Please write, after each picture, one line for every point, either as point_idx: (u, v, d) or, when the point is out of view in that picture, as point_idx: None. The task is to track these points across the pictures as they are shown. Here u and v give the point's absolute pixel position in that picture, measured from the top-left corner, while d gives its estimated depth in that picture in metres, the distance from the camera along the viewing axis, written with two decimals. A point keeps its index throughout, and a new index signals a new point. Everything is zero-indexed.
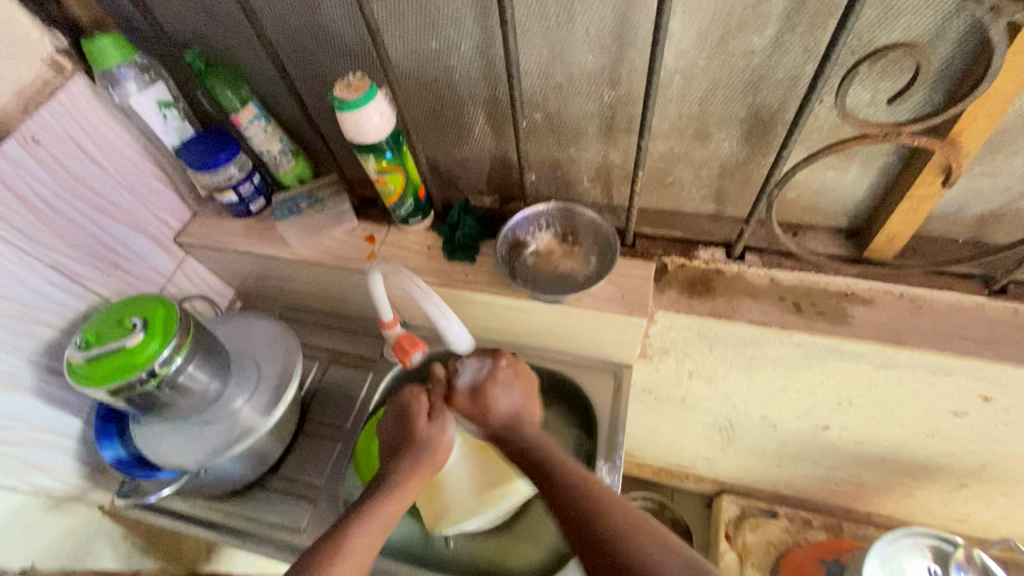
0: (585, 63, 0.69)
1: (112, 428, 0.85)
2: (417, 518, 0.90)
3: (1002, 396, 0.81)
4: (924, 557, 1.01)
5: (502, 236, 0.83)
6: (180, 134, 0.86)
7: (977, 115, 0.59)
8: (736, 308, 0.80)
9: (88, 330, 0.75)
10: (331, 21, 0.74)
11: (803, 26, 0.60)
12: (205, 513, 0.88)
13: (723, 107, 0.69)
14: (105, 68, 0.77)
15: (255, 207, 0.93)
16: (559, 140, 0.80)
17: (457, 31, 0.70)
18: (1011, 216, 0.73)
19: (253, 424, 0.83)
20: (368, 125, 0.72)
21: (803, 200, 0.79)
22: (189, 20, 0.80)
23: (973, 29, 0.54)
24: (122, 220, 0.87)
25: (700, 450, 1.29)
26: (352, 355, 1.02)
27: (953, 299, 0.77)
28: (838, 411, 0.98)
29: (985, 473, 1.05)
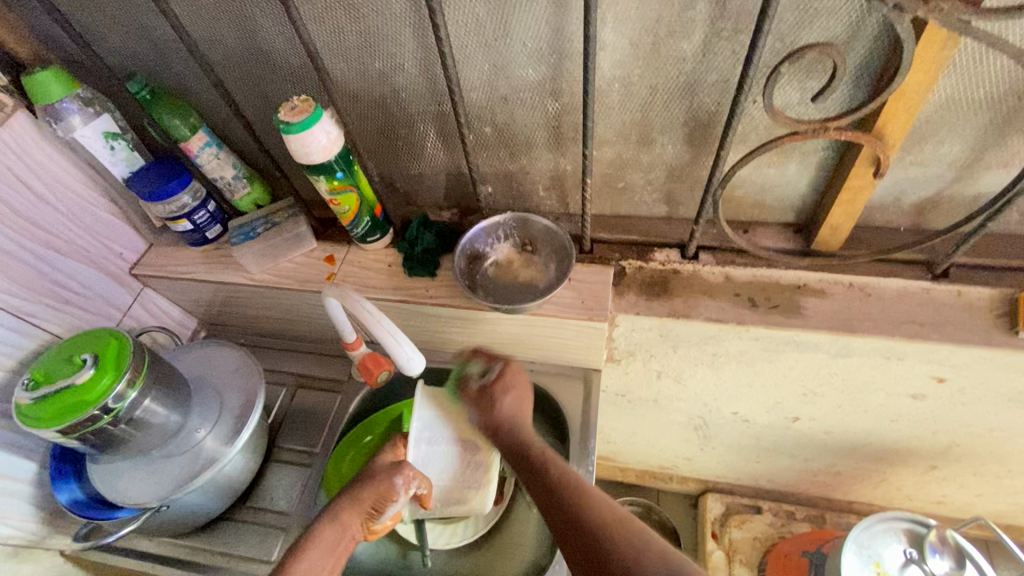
0: (527, 76, 0.71)
1: (69, 470, 0.83)
2: (393, 539, 0.89)
3: (955, 377, 0.84)
4: (899, 541, 1.02)
5: (460, 249, 0.84)
6: (129, 165, 0.85)
7: (897, 109, 0.61)
8: (694, 307, 0.82)
9: (36, 369, 0.74)
10: (272, 44, 0.74)
11: (728, 31, 0.62)
12: (170, 550, 0.86)
13: (663, 112, 0.71)
14: (47, 102, 0.76)
15: (212, 234, 0.92)
16: (510, 152, 0.81)
17: (398, 50, 0.71)
18: (946, 202, 0.76)
19: (217, 454, 0.81)
20: (315, 146, 0.71)
21: (750, 197, 0.81)
22: (130, 49, 0.80)
23: (884, 28, 0.57)
24: (73, 255, 0.85)
25: (680, 450, 1.29)
26: (320, 378, 1.01)
27: (899, 285, 0.79)
28: (806, 402, 0.99)
29: (952, 454, 1.08)
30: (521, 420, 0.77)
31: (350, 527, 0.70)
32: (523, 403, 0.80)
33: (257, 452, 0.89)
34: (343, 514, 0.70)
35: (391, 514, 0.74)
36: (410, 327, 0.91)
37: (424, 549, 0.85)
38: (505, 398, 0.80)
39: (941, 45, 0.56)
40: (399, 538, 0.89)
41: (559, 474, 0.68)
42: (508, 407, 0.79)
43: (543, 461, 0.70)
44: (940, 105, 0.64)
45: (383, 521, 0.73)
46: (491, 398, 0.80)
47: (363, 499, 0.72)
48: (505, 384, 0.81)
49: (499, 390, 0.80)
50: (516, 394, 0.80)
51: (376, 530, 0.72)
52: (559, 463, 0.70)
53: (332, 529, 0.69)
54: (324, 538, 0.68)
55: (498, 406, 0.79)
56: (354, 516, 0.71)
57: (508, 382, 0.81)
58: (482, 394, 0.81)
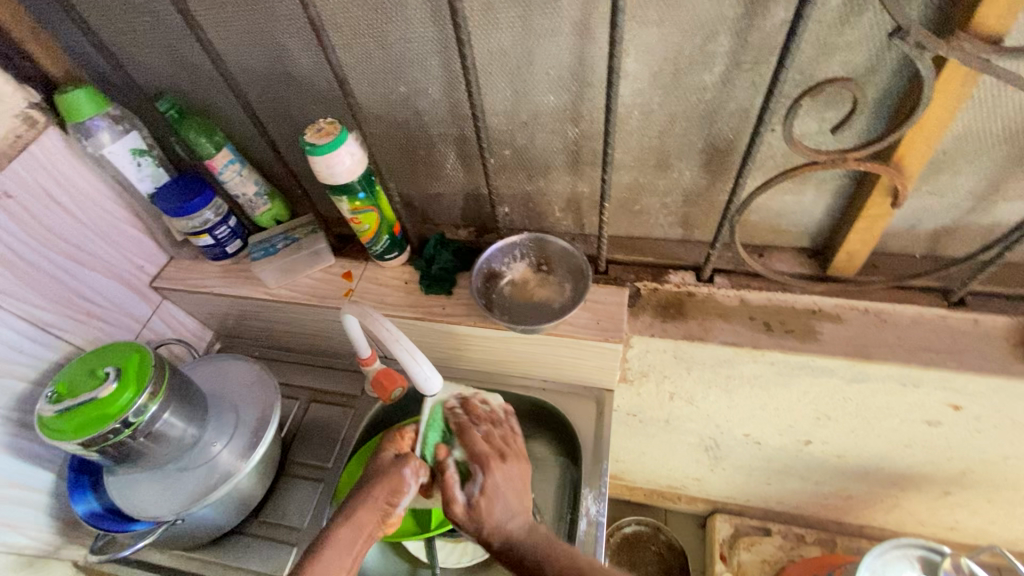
0: (548, 102, 0.72)
1: (86, 481, 0.83)
2: (404, 556, 0.89)
3: (971, 404, 0.83)
4: (913, 568, 1.01)
5: (477, 269, 0.84)
6: (154, 180, 0.87)
7: (916, 142, 0.62)
8: (709, 330, 0.82)
9: (59, 382, 0.75)
10: (300, 67, 0.76)
11: (748, 63, 0.63)
12: (183, 564, 0.86)
13: (682, 139, 0.72)
14: (78, 120, 0.78)
15: (232, 249, 0.94)
16: (528, 174, 0.83)
17: (423, 75, 0.72)
18: (962, 231, 0.76)
19: (233, 468, 0.82)
20: (340, 168, 0.73)
21: (766, 222, 0.82)
22: (161, 70, 0.81)
23: (904, 64, 0.58)
24: (97, 268, 0.87)
25: (690, 470, 1.29)
26: (333, 393, 1.02)
27: (915, 312, 0.80)
28: (818, 425, 0.99)
29: (966, 480, 1.07)
30: (518, 521, 0.70)
31: (367, 527, 0.71)
32: (514, 495, 0.72)
33: (271, 466, 0.89)
34: (358, 513, 0.71)
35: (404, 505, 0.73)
36: (426, 344, 0.92)
37: (435, 567, 0.85)
38: (496, 499, 0.71)
39: (961, 81, 0.56)
40: (411, 556, 0.89)
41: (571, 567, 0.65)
42: (500, 513, 0.70)
43: (541, 558, 0.66)
44: (957, 138, 0.65)
45: (399, 512, 0.73)
46: (483, 512, 0.70)
47: (375, 497, 0.72)
48: (500, 472, 0.72)
49: (501, 479, 0.72)
50: (506, 497, 0.71)
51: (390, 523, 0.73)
52: (566, 549, 0.67)
53: (347, 527, 0.70)
54: (342, 536, 0.69)
55: (489, 517, 0.70)
56: (370, 514, 0.71)
57: (510, 463, 0.74)
58: (470, 510, 0.71)
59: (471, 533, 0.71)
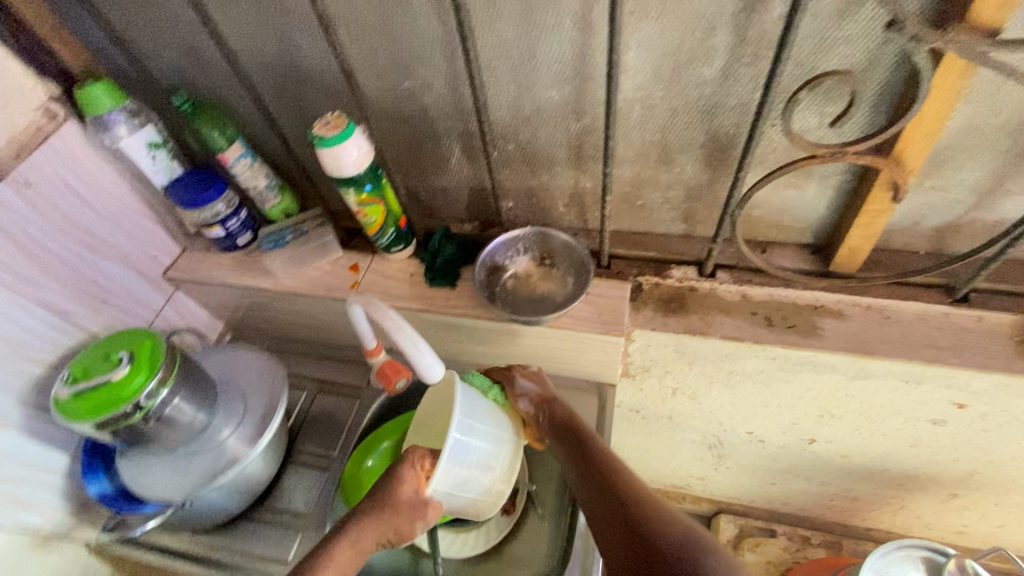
0: (551, 97, 0.73)
1: (98, 465, 0.85)
2: (405, 545, 0.90)
3: (976, 403, 0.83)
4: (917, 569, 1.00)
5: (480, 261, 0.85)
6: (169, 173, 0.90)
7: (917, 136, 0.62)
8: (711, 324, 0.82)
9: (75, 365, 0.77)
10: (309, 62, 0.78)
11: (748, 58, 0.63)
12: (191, 547, 0.88)
13: (684, 133, 0.73)
14: (96, 113, 0.80)
15: (242, 241, 0.96)
16: (532, 169, 0.84)
17: (429, 70, 0.74)
18: (966, 227, 0.76)
19: (240, 454, 0.84)
20: (347, 160, 0.75)
21: (768, 217, 0.82)
22: (176, 66, 0.84)
23: (904, 58, 0.58)
24: (112, 257, 0.89)
25: (693, 469, 1.29)
26: (339, 384, 1.04)
27: (918, 309, 0.80)
28: (822, 424, 0.99)
29: (973, 482, 1.06)
30: (567, 410, 0.79)
31: (368, 546, 0.68)
32: (559, 397, 0.81)
33: (277, 453, 0.91)
34: (366, 537, 0.68)
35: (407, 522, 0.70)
36: (430, 336, 0.94)
37: (437, 556, 0.86)
38: (547, 385, 0.82)
39: (959, 74, 0.57)
40: (412, 545, 0.90)
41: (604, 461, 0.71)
42: (548, 391, 0.81)
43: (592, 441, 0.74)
44: (959, 133, 0.65)
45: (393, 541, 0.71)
46: (543, 381, 0.81)
47: (376, 517, 0.69)
48: (546, 381, 0.82)
49: (539, 387, 0.81)
50: (555, 391, 0.82)
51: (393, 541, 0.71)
52: (617, 464, 0.70)
53: (348, 547, 0.67)
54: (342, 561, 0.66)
55: (542, 387, 0.81)
56: (371, 533, 0.68)
57: (546, 383, 0.82)
58: (532, 373, 0.82)
59: (531, 391, 0.80)
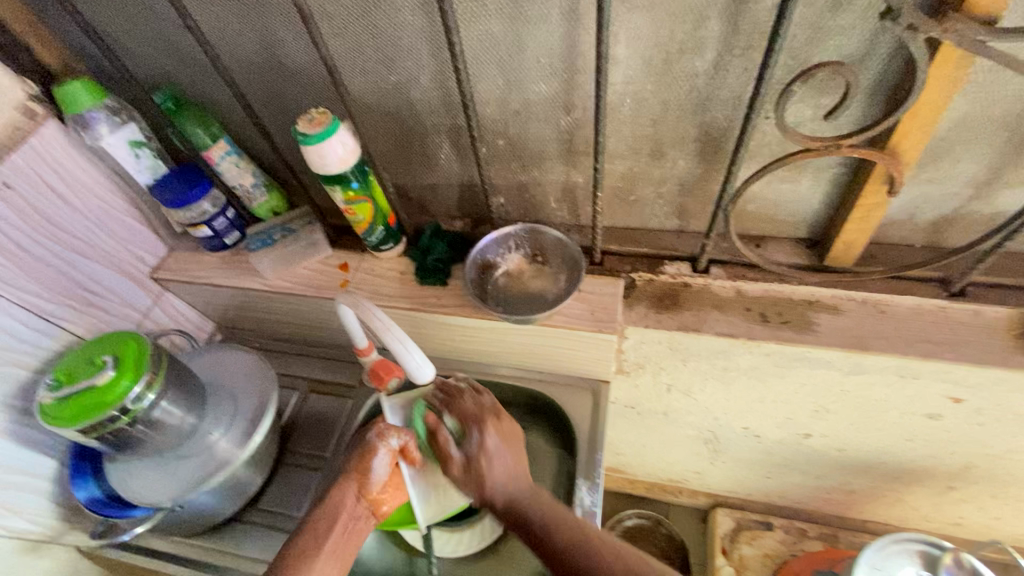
0: (539, 91, 0.72)
1: (86, 467, 0.84)
2: (399, 546, 0.90)
3: (972, 397, 0.82)
4: (913, 563, 1.00)
5: (471, 260, 0.85)
6: (152, 172, 0.88)
7: (913, 128, 0.61)
8: (704, 321, 0.81)
9: (59, 371, 0.76)
10: (292, 57, 0.76)
11: (740, 49, 0.62)
12: (182, 550, 0.88)
13: (675, 127, 0.72)
14: (77, 112, 0.79)
15: (230, 240, 0.95)
16: (522, 164, 0.82)
17: (414, 64, 0.72)
18: (963, 220, 0.75)
19: (230, 457, 0.83)
20: (332, 157, 0.73)
21: (762, 212, 0.81)
22: (157, 62, 0.82)
23: (899, 48, 0.57)
24: (96, 258, 0.88)
25: (690, 464, 1.28)
26: (331, 383, 1.02)
27: (914, 303, 0.79)
28: (817, 418, 0.98)
29: (970, 475, 1.05)
30: (518, 488, 0.71)
31: (343, 501, 0.71)
32: (512, 463, 0.73)
33: (268, 455, 0.90)
34: (336, 495, 0.71)
35: (380, 471, 0.73)
36: (421, 335, 0.92)
37: (431, 556, 0.85)
38: (495, 461, 0.73)
39: (956, 64, 0.55)
40: (406, 545, 0.89)
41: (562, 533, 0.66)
42: (499, 474, 0.72)
43: (548, 524, 0.67)
44: (955, 124, 0.64)
45: (378, 490, 0.73)
46: (478, 479, 0.72)
47: (349, 471, 0.72)
48: (495, 432, 0.75)
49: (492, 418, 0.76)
50: (506, 460, 0.73)
51: (375, 496, 0.72)
52: (557, 516, 0.68)
53: (323, 510, 0.70)
54: (314, 534, 0.68)
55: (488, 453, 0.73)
56: (344, 488, 0.71)
57: (500, 435, 0.75)
58: (467, 466, 0.73)
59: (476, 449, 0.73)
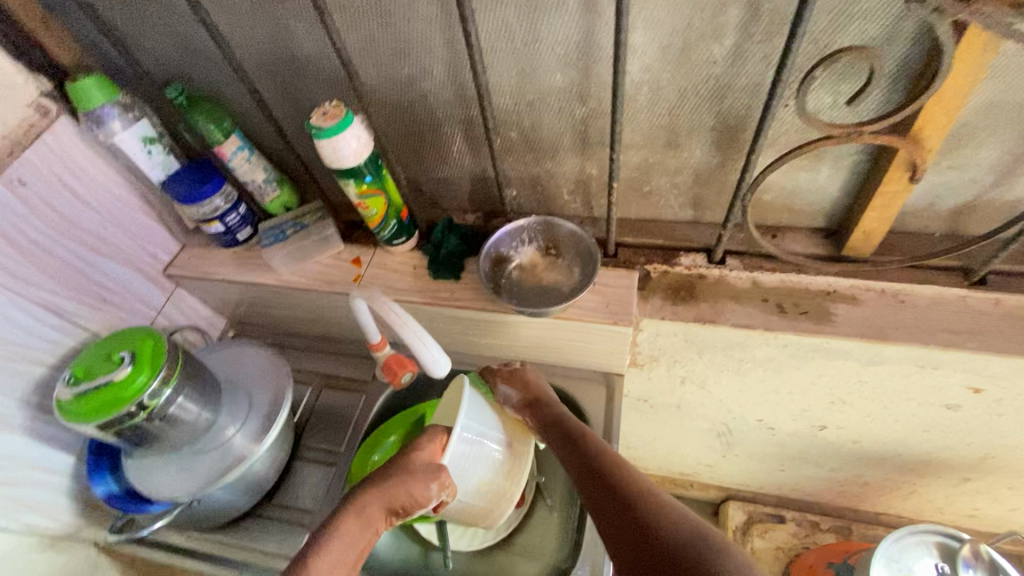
0: (555, 81, 0.71)
1: (104, 464, 0.85)
2: (415, 540, 0.90)
3: (993, 387, 0.81)
4: (931, 555, 0.99)
5: (485, 252, 0.84)
6: (165, 168, 0.88)
7: (935, 114, 0.60)
8: (721, 312, 0.81)
9: (76, 366, 0.76)
10: (304, 50, 0.75)
11: (760, 35, 0.61)
12: (199, 545, 0.88)
13: (692, 116, 0.71)
14: (90, 108, 0.78)
15: (242, 236, 0.94)
16: (536, 156, 0.82)
17: (428, 56, 0.72)
18: (984, 208, 0.74)
19: (246, 452, 0.83)
20: (346, 151, 0.73)
21: (779, 202, 0.80)
22: (169, 57, 0.82)
23: (924, 31, 0.56)
24: (111, 255, 0.88)
25: (702, 457, 1.28)
26: (344, 378, 1.03)
27: (933, 292, 0.78)
28: (833, 410, 0.97)
29: (987, 466, 1.04)
30: (551, 395, 0.79)
31: (375, 526, 0.65)
32: (541, 377, 0.83)
33: (283, 450, 0.90)
34: (368, 515, 0.65)
35: (416, 509, 0.68)
36: (435, 329, 0.92)
37: (447, 550, 0.85)
38: (530, 371, 0.82)
39: (983, 47, 0.55)
40: (421, 539, 0.89)
41: (600, 450, 0.70)
42: (535, 376, 0.82)
43: (586, 432, 0.73)
44: (979, 109, 0.63)
45: (404, 515, 0.68)
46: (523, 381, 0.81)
47: (393, 494, 0.66)
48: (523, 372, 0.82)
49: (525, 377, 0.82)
50: (539, 377, 0.82)
51: (397, 522, 0.68)
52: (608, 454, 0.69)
53: (355, 524, 0.64)
54: (337, 552, 0.62)
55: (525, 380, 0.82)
56: (380, 509, 0.66)
57: (532, 371, 0.83)
58: (512, 373, 0.82)
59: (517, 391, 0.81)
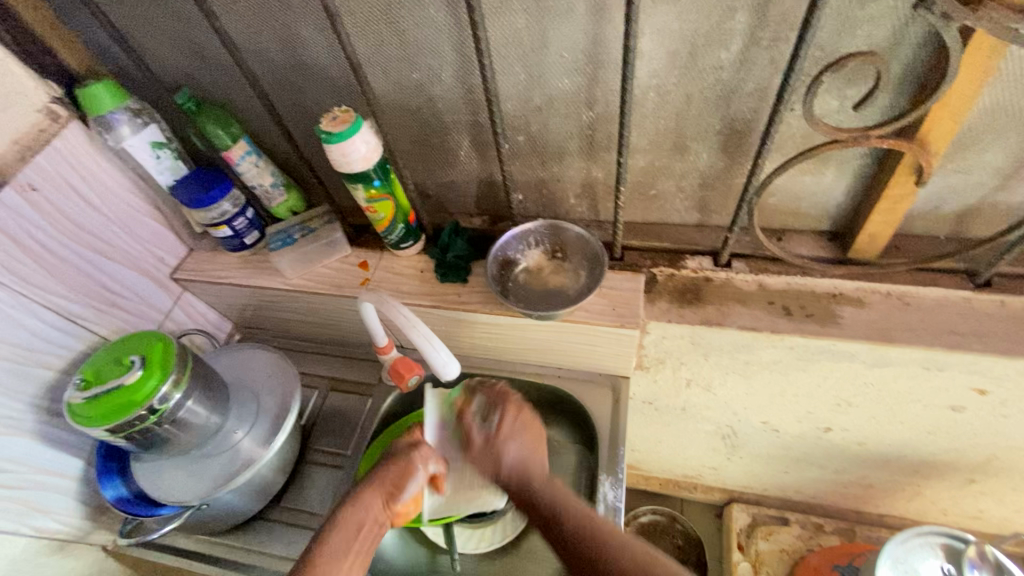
0: (562, 86, 0.72)
1: (113, 467, 0.85)
2: (422, 543, 0.90)
3: (998, 389, 0.82)
4: (936, 557, 0.99)
5: (492, 256, 0.84)
6: (174, 173, 0.88)
7: (941, 118, 0.61)
8: (727, 315, 0.81)
9: (87, 370, 0.77)
10: (314, 56, 0.76)
11: (767, 41, 0.62)
12: (208, 548, 0.88)
13: (699, 120, 0.71)
14: (98, 113, 0.79)
15: (250, 240, 0.95)
16: (543, 160, 0.82)
17: (437, 61, 0.72)
18: (989, 211, 0.74)
19: (255, 455, 0.83)
20: (355, 156, 0.73)
21: (785, 205, 0.80)
22: (178, 62, 0.83)
23: (930, 36, 0.57)
24: (119, 259, 0.88)
25: (706, 459, 1.28)
26: (351, 382, 1.03)
27: (938, 295, 0.78)
28: (838, 412, 0.98)
29: (991, 467, 1.05)
30: (531, 467, 0.73)
31: (372, 510, 0.70)
32: (528, 447, 0.74)
33: (291, 453, 0.91)
34: (365, 500, 0.70)
35: (411, 491, 0.73)
36: (442, 332, 0.93)
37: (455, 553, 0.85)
38: (509, 444, 0.74)
39: (988, 52, 0.55)
40: (429, 542, 0.90)
41: (569, 509, 0.67)
42: (516, 454, 0.73)
43: (558, 508, 0.67)
44: (985, 113, 0.63)
45: (404, 502, 0.72)
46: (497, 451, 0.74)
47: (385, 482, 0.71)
48: (516, 419, 0.76)
49: (518, 428, 0.75)
50: (522, 443, 0.74)
51: (399, 512, 0.72)
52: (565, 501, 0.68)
53: (352, 511, 0.69)
54: (339, 538, 0.66)
55: (506, 457, 0.73)
56: (376, 498, 0.71)
57: (512, 425, 0.75)
58: (486, 446, 0.75)
59: (506, 454, 0.73)
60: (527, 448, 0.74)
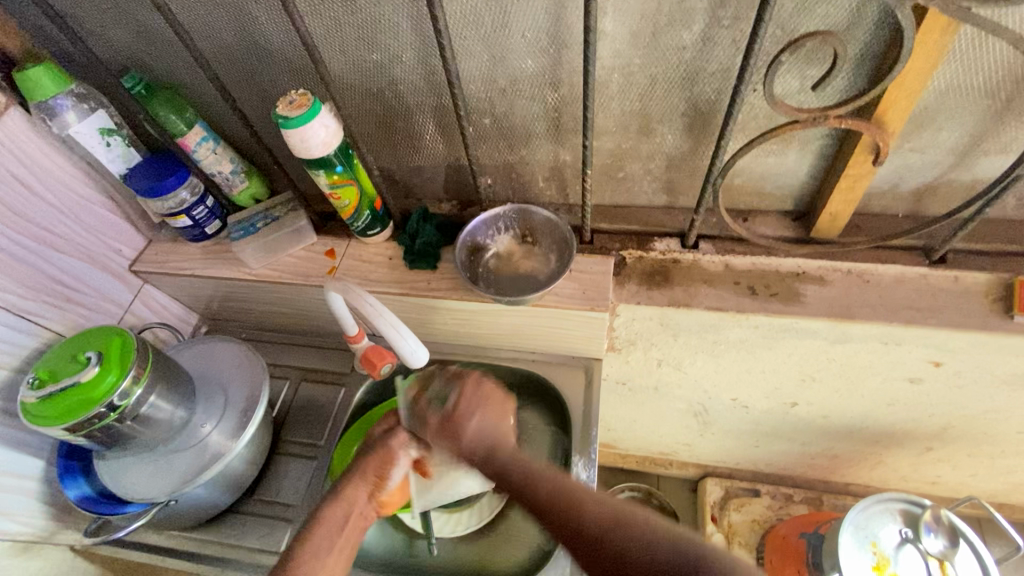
0: (525, 67, 0.70)
1: (75, 467, 0.84)
2: (399, 529, 0.90)
3: (952, 360, 0.85)
4: (895, 522, 1.04)
5: (461, 242, 0.83)
6: (126, 161, 0.85)
7: (897, 97, 0.62)
8: (694, 296, 0.82)
9: (41, 368, 0.74)
10: (267, 36, 0.73)
11: (729, 20, 0.61)
12: (180, 544, 0.87)
13: (664, 101, 0.71)
14: (40, 100, 0.75)
15: (211, 230, 0.92)
16: (510, 143, 0.81)
17: (396, 42, 0.70)
18: (944, 188, 0.76)
19: (224, 449, 0.82)
20: (314, 141, 0.71)
21: (750, 185, 0.81)
22: (125, 44, 0.79)
23: (885, 14, 0.57)
24: (71, 252, 0.85)
25: (680, 436, 1.31)
26: (323, 371, 1.02)
27: (896, 272, 0.80)
28: (803, 387, 1.00)
29: (947, 435, 1.09)
30: (495, 437, 0.69)
31: (358, 502, 0.72)
32: (490, 419, 0.70)
33: (262, 446, 0.89)
34: (348, 492, 0.72)
35: (396, 480, 0.76)
36: (412, 320, 0.92)
37: (431, 537, 0.86)
38: (471, 417, 0.70)
39: (941, 32, 0.56)
40: (406, 528, 0.90)
41: (547, 484, 0.62)
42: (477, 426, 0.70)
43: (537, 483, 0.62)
44: (939, 93, 0.65)
45: (389, 491, 0.75)
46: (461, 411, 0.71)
47: (366, 473, 0.74)
48: (475, 393, 0.72)
49: (477, 399, 0.72)
50: (484, 414, 0.71)
51: (384, 500, 0.74)
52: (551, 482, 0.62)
53: (337, 508, 0.70)
54: (317, 541, 0.67)
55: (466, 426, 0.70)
56: (359, 490, 0.73)
57: (474, 392, 0.72)
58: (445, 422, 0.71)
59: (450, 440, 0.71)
60: (488, 417, 0.71)
